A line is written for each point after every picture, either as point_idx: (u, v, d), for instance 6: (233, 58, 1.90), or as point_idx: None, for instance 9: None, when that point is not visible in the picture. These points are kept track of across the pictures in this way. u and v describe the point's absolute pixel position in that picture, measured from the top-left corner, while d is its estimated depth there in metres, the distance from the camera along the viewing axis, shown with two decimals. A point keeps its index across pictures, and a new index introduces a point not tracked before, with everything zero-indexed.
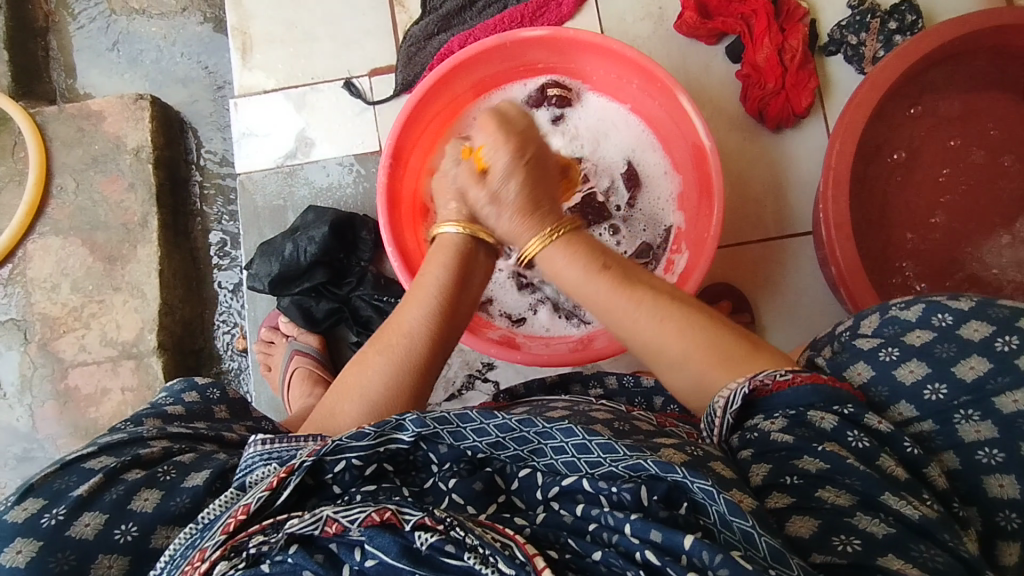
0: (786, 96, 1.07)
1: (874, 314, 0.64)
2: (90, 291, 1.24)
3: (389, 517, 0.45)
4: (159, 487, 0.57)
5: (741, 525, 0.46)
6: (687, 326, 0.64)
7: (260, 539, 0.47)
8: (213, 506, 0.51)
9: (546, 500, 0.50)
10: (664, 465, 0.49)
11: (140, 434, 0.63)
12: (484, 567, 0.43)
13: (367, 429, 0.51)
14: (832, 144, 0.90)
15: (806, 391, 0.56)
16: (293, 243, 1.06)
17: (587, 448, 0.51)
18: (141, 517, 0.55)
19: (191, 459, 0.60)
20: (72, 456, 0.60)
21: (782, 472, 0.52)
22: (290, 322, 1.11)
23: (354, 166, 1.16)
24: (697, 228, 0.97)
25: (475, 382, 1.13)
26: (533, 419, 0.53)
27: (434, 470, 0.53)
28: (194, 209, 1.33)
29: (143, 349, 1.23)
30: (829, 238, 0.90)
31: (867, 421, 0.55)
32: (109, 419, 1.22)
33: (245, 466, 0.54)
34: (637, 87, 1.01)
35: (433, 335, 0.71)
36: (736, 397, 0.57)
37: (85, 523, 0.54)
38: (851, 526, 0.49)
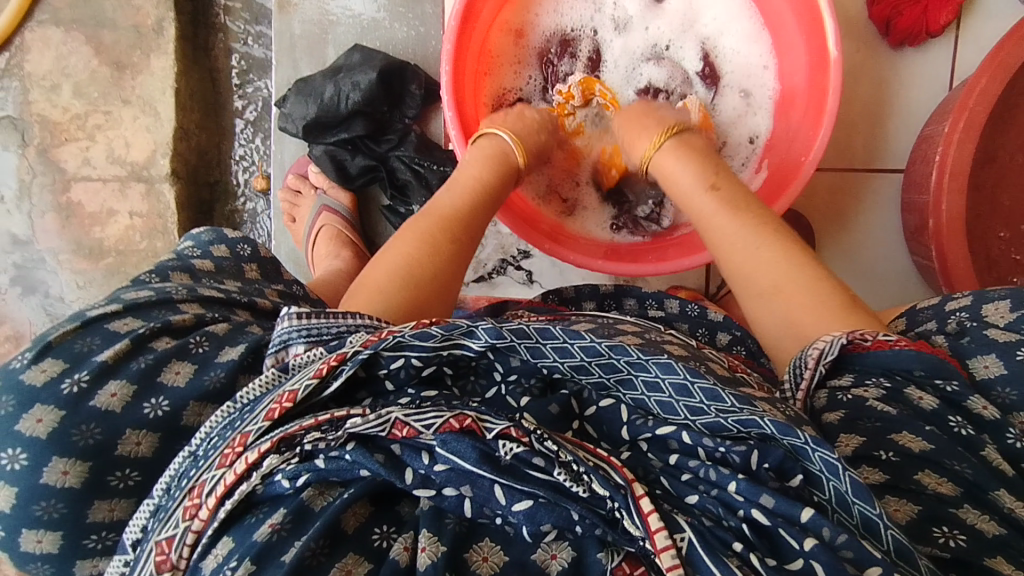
0: (924, 8, 0.91)
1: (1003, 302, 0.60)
2: (94, 98, 1.11)
3: (470, 424, 0.45)
4: (190, 360, 0.53)
5: (863, 510, 0.44)
6: (782, 280, 0.64)
7: (317, 435, 0.45)
8: (253, 387, 0.50)
9: (634, 439, 0.49)
10: (782, 427, 0.46)
11: (168, 295, 0.57)
12: (576, 483, 0.44)
13: (432, 331, 0.49)
14: (978, 79, 0.78)
15: (907, 357, 0.55)
16: (336, 86, 0.93)
17: (688, 391, 0.48)
18: (172, 392, 0.51)
19: (225, 331, 0.56)
20: (93, 314, 0.54)
21: (878, 446, 0.50)
22: (321, 174, 1.01)
23: (409, 3, 1.00)
24: (790, 152, 0.87)
25: (507, 269, 1.08)
26: (625, 347, 0.50)
27: (498, 379, 0.52)
28: (216, 21, 1.16)
29: (154, 175, 1.13)
30: (939, 186, 0.81)
31: (969, 405, 0.53)
32: (115, 242, 1.15)
33: (280, 339, 0.52)
34: None
35: (475, 206, 0.74)
36: (833, 349, 0.56)
37: (112, 393, 0.49)
38: (957, 519, 0.47)
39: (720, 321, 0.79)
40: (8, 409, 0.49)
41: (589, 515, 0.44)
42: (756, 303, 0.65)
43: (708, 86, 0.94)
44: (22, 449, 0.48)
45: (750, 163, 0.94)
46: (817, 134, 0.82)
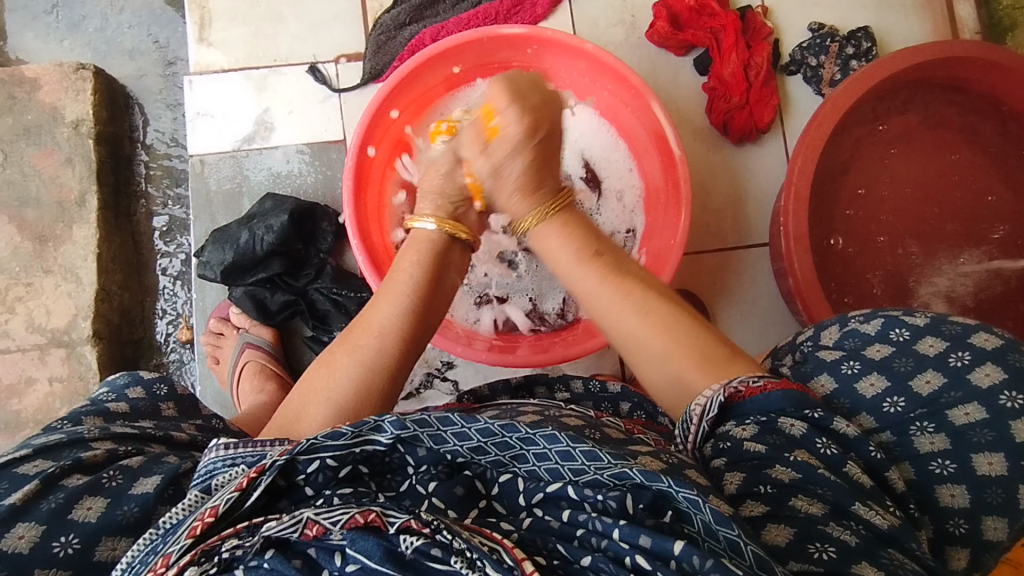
0: (749, 111, 1.11)
1: (834, 326, 0.69)
2: (16, 272, 1.15)
3: (374, 519, 0.46)
4: (103, 494, 0.54)
5: (727, 535, 0.47)
6: (669, 342, 0.65)
7: (233, 543, 0.48)
8: (176, 510, 0.51)
9: (530, 507, 0.52)
10: (648, 475, 0.50)
11: (80, 434, 0.60)
12: (471, 571, 0.44)
13: (343, 430, 0.53)
14: (796, 160, 0.93)
15: (776, 398, 0.59)
16: (249, 231, 1.01)
17: (571, 455, 0.52)
18: (84, 528, 0.52)
19: (139, 464, 0.57)
20: (3, 460, 0.56)
21: (756, 481, 0.54)
22: (242, 313, 1.06)
23: (315, 154, 1.12)
24: (662, 237, 0.98)
25: (434, 382, 1.11)
26: (516, 424, 0.54)
27: (411, 472, 0.55)
28: (138, 190, 1.25)
29: (75, 338, 1.15)
30: (789, 251, 0.93)
31: (834, 427, 0.58)
32: (34, 412, 1.13)
33: (205, 471, 0.54)
34: (610, 93, 1.01)
35: (403, 328, 0.70)
36: (712, 405, 0.60)
37: (20, 535, 0.51)
38: (824, 534, 0.51)
39: (619, 392, 0.85)
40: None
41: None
42: (646, 368, 0.67)
43: (586, 190, 1.07)
44: None
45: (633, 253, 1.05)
46: (679, 221, 0.94)
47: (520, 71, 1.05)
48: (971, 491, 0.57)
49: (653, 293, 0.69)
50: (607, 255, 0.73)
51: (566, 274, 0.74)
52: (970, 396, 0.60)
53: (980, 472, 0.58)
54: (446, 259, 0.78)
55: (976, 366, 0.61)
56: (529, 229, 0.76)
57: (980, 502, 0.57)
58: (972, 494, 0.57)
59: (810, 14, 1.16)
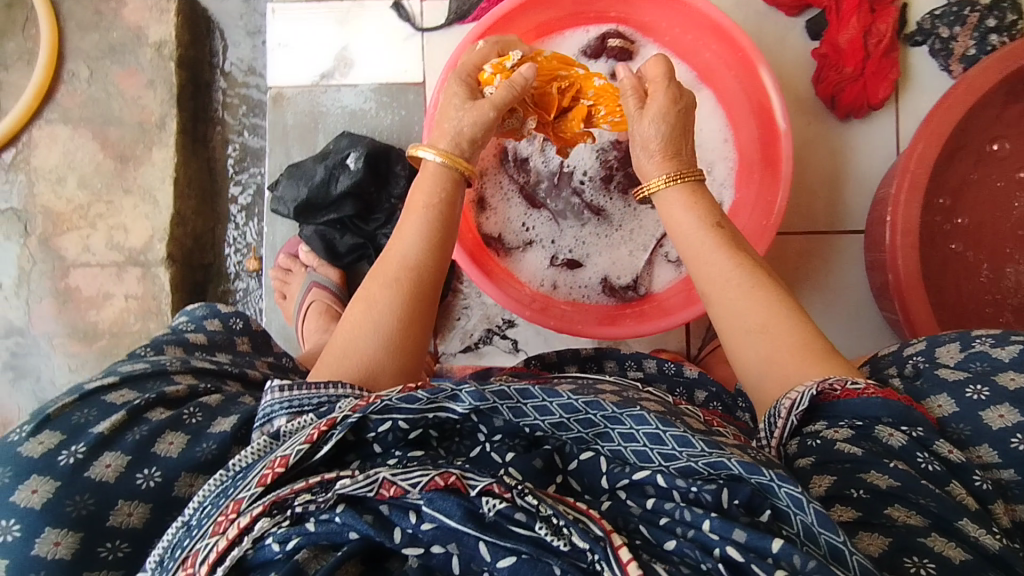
0: (864, 84, 1.01)
1: (956, 345, 0.66)
2: (98, 190, 1.18)
3: (454, 482, 0.47)
4: (184, 430, 0.54)
5: (829, 539, 0.46)
6: (770, 318, 0.65)
7: (306, 497, 0.47)
8: (245, 455, 0.51)
9: (612, 489, 0.51)
10: (748, 467, 0.48)
11: (163, 367, 0.60)
12: (556, 537, 0.45)
13: (418, 394, 0.51)
14: (916, 145, 0.85)
15: (874, 404, 0.57)
16: (326, 169, 1.00)
17: (660, 439, 0.51)
18: (166, 462, 0.52)
19: (217, 403, 0.58)
20: (91, 387, 0.57)
21: (849, 484, 0.53)
22: (311, 252, 1.06)
23: (394, 95, 1.08)
24: (752, 215, 0.92)
25: (494, 338, 1.10)
26: (600, 402, 0.53)
27: (482, 439, 0.53)
28: (215, 116, 1.25)
29: (150, 258, 1.18)
30: (894, 245, 0.86)
31: (937, 449, 0.56)
32: (109, 325, 1.18)
33: (264, 414, 0.55)
34: (714, 53, 0.93)
35: (427, 253, 0.71)
36: (804, 398, 0.58)
37: (106, 465, 0.51)
38: (925, 547, 0.49)
39: (696, 378, 0.83)
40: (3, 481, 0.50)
41: (572, 569, 0.45)
42: (735, 343, 0.66)
43: None
44: (15, 520, 0.48)
45: None
46: (775, 200, 0.87)
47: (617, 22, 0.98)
48: None
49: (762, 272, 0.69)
50: (728, 227, 0.73)
51: (683, 237, 0.73)
52: None
53: None
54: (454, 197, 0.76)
55: None
56: (657, 191, 0.76)
57: None
58: None
59: None
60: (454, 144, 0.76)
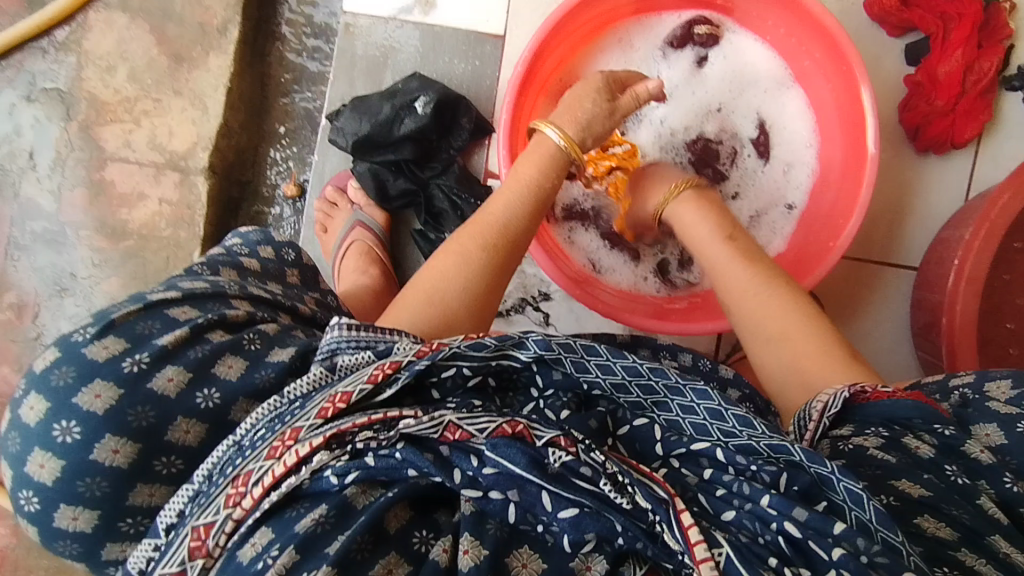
0: (952, 121, 0.98)
1: (1006, 383, 0.66)
2: (147, 85, 1.14)
3: (521, 431, 0.48)
4: (243, 355, 0.54)
5: (888, 537, 0.47)
6: (790, 328, 0.69)
7: (369, 434, 0.48)
8: (301, 383, 0.53)
9: (666, 456, 0.52)
10: (810, 455, 0.51)
11: (223, 287, 0.59)
12: (619, 495, 0.46)
13: (487, 342, 0.53)
14: (1002, 193, 0.82)
15: (903, 406, 0.60)
16: (393, 108, 0.97)
17: (721, 415, 0.53)
18: (225, 385, 0.52)
19: (275, 333, 0.57)
20: (155, 298, 0.56)
21: (879, 490, 0.54)
22: (359, 189, 1.03)
23: (470, 43, 1.04)
24: (822, 231, 0.90)
25: (526, 309, 1.08)
26: (663, 371, 0.55)
27: (536, 394, 0.55)
28: (277, 30, 1.20)
29: (191, 166, 1.14)
30: (955, 289, 0.85)
31: (965, 450, 0.58)
32: (139, 226, 1.15)
33: (327, 348, 0.54)
34: (814, 61, 0.90)
35: (525, 223, 0.72)
36: (835, 401, 0.61)
37: (168, 378, 0.51)
38: (954, 559, 0.50)
39: (731, 378, 0.83)
40: (66, 381, 0.50)
41: (631, 527, 0.46)
42: (762, 347, 0.70)
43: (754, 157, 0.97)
44: (76, 422, 0.49)
45: (784, 232, 0.97)
46: (847, 223, 0.84)
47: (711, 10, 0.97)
48: None
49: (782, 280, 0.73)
50: (741, 240, 0.79)
51: (702, 251, 0.80)
52: None
53: None
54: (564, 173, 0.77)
55: None
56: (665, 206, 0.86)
57: None
58: None
59: None
60: (579, 132, 0.78)
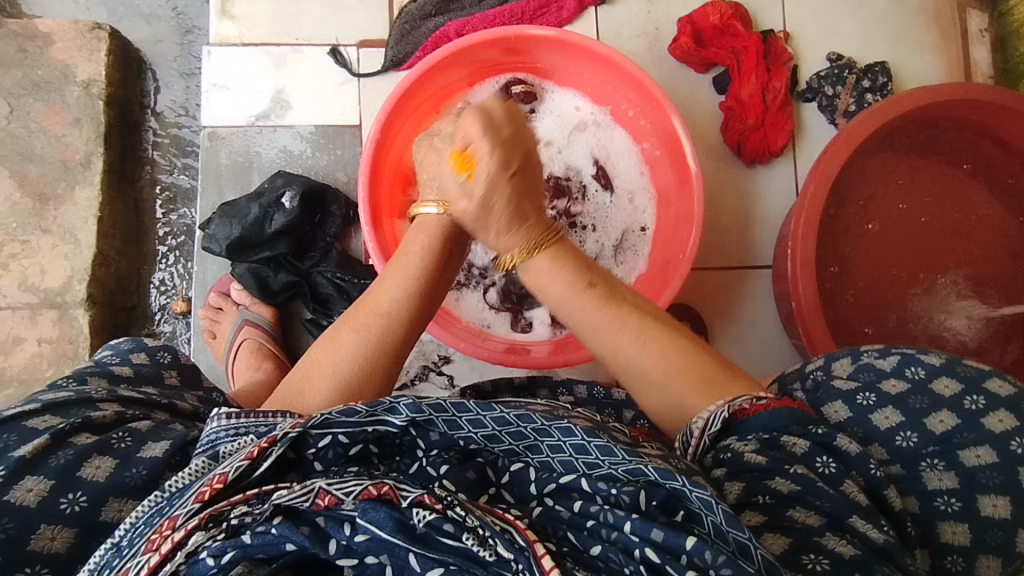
0: (764, 134, 1.12)
1: (846, 358, 0.69)
2: (13, 229, 1.13)
3: (387, 492, 0.47)
4: (112, 455, 0.55)
5: (736, 537, 0.47)
6: (669, 368, 0.64)
7: (243, 509, 0.47)
8: (183, 475, 0.52)
9: (540, 496, 0.51)
10: (663, 472, 0.50)
11: (89, 394, 0.61)
12: (481, 548, 0.46)
13: (357, 407, 0.52)
14: (808, 185, 0.95)
15: (779, 415, 0.59)
16: (260, 208, 1.00)
17: (585, 449, 0.52)
18: (91, 487, 0.53)
19: (148, 429, 0.59)
20: (11, 413, 0.57)
21: (755, 491, 0.55)
22: (242, 290, 1.05)
23: (330, 137, 1.11)
24: (672, 243, 1.00)
25: (429, 374, 1.11)
26: (531, 415, 0.54)
27: (421, 454, 0.54)
28: (144, 155, 1.24)
29: (68, 300, 1.13)
30: (795, 276, 0.95)
31: (837, 444, 0.59)
32: (19, 371, 1.11)
33: (208, 440, 0.55)
34: (630, 102, 1.02)
35: (411, 305, 0.72)
36: (715, 420, 0.60)
37: (28, 488, 0.52)
38: (820, 545, 0.51)
39: (625, 399, 0.86)
40: None
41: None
42: (645, 394, 0.66)
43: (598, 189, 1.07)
44: None
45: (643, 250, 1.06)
46: (690, 234, 0.95)
47: (529, 72, 1.06)
48: (973, 531, 0.58)
49: (649, 321, 0.66)
50: (601, 287, 0.66)
51: (559, 268, 0.70)
52: (982, 439, 0.61)
53: (983, 512, 0.58)
54: (454, 240, 0.78)
55: (990, 410, 0.62)
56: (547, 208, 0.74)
57: (981, 543, 0.58)
58: (975, 535, 0.58)
59: (830, 43, 1.17)
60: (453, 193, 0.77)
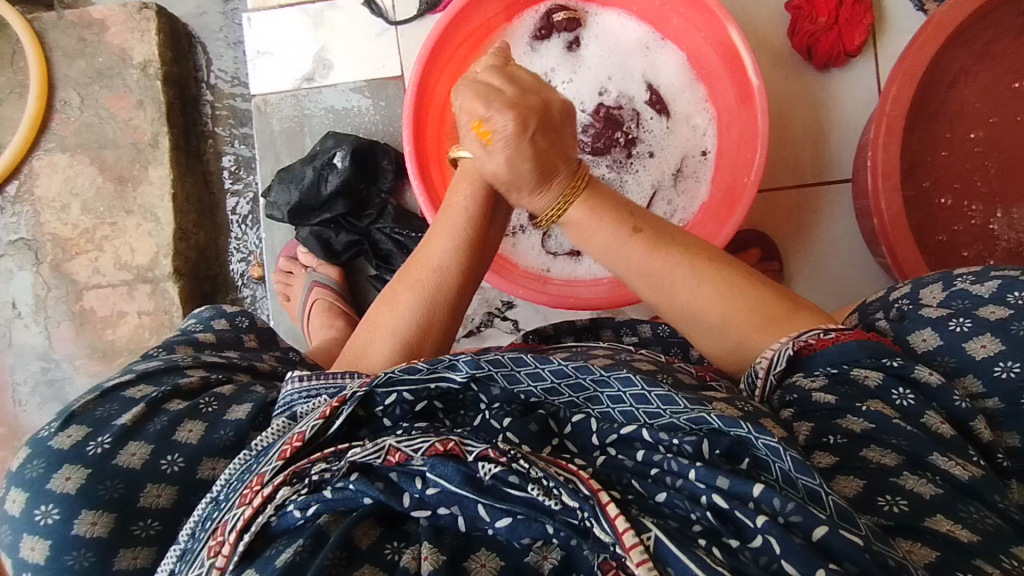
0: (838, 33, 1.00)
1: (937, 285, 0.63)
2: (101, 213, 1.21)
3: (453, 447, 0.48)
4: (202, 419, 0.60)
5: (807, 483, 0.46)
6: (727, 318, 0.62)
7: (323, 466, 0.49)
8: (266, 435, 0.55)
9: (603, 446, 0.50)
10: (727, 419, 0.48)
11: (176, 362, 0.67)
12: (547, 497, 0.46)
13: (420, 365, 0.53)
14: (889, 88, 0.85)
15: (850, 349, 0.56)
16: (315, 170, 1.03)
17: (646, 399, 0.51)
18: (186, 449, 0.58)
19: (231, 392, 0.64)
20: (110, 385, 0.63)
21: (824, 432, 0.52)
22: (309, 253, 1.09)
23: (375, 91, 1.10)
24: (736, 167, 0.93)
25: (495, 320, 1.12)
26: (589, 366, 0.53)
27: (483, 407, 0.54)
28: (206, 129, 1.28)
29: (158, 274, 1.21)
30: (876, 188, 0.87)
31: (915, 375, 0.55)
32: (126, 342, 1.22)
33: (284, 402, 0.58)
34: (682, 16, 0.94)
35: (460, 263, 0.70)
36: (779, 358, 0.58)
37: (131, 453, 0.57)
38: (898, 486, 0.48)
39: (684, 333, 0.84)
40: (38, 472, 0.57)
41: (563, 527, 0.45)
42: (704, 339, 0.64)
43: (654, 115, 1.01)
44: (54, 505, 0.55)
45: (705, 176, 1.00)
46: (755, 154, 0.88)
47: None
48: None
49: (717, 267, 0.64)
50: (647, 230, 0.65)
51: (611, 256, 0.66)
52: None
53: None
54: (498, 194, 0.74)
55: None
56: None
57: None
58: None
59: None
60: None
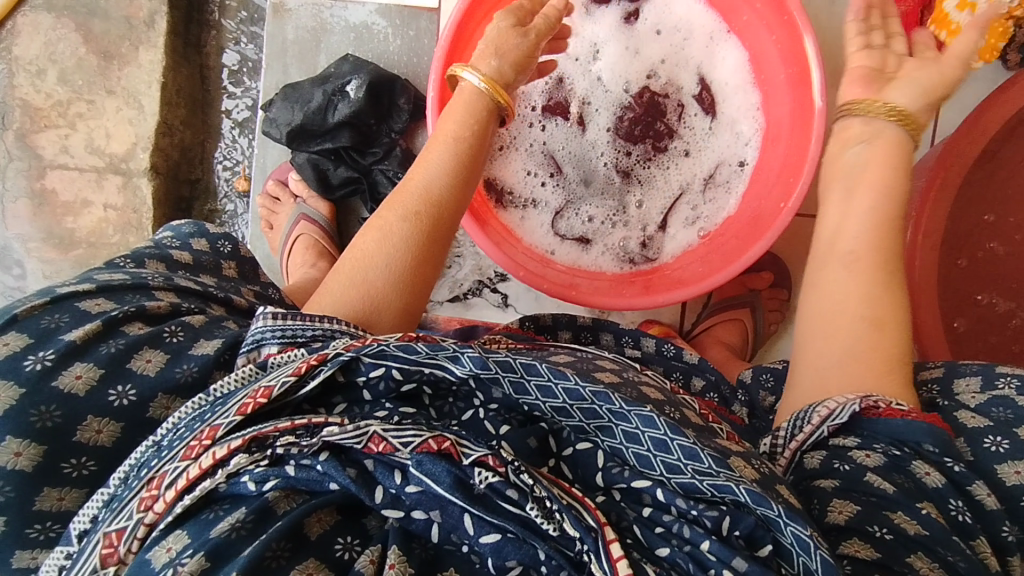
0: None
1: (974, 379, 0.62)
2: (78, 87, 1.10)
3: (448, 447, 0.43)
4: (163, 348, 0.54)
5: None
6: (878, 312, 0.61)
7: (290, 440, 0.43)
8: (228, 381, 0.49)
9: (607, 488, 0.46)
10: (756, 497, 0.44)
11: (145, 280, 0.60)
12: (546, 521, 0.42)
13: (419, 346, 0.47)
14: (954, 143, 0.80)
15: (918, 431, 0.53)
16: (324, 94, 0.93)
17: (666, 447, 0.46)
18: (140, 381, 0.52)
19: (200, 324, 0.58)
20: (64, 292, 0.56)
21: (872, 521, 0.49)
22: (301, 181, 1.01)
23: (404, 20, 1.00)
24: (768, 190, 0.88)
25: (483, 291, 1.06)
26: (609, 394, 0.48)
27: (476, 404, 0.48)
28: (211, 19, 1.16)
29: (133, 168, 1.11)
30: (911, 246, 0.83)
31: (970, 488, 0.52)
32: (87, 234, 1.12)
33: (254, 339, 0.52)
34: (757, 12, 0.86)
35: (452, 192, 0.66)
36: (843, 412, 0.55)
37: (76, 376, 0.51)
38: None
39: (694, 364, 0.79)
40: None
41: (556, 555, 0.42)
42: (823, 327, 0.62)
43: (698, 113, 0.94)
44: None
45: (737, 187, 0.93)
46: (796, 183, 0.81)
47: None
48: None
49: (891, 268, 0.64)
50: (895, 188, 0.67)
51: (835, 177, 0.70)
52: None
53: None
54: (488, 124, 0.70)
55: None
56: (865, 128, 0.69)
57: None
58: None
59: None
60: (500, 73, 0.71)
